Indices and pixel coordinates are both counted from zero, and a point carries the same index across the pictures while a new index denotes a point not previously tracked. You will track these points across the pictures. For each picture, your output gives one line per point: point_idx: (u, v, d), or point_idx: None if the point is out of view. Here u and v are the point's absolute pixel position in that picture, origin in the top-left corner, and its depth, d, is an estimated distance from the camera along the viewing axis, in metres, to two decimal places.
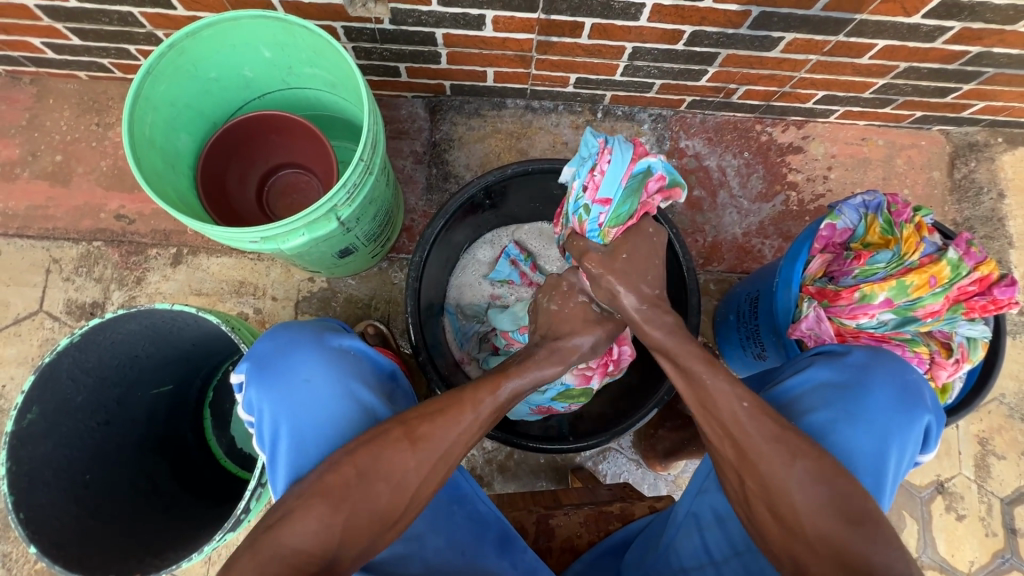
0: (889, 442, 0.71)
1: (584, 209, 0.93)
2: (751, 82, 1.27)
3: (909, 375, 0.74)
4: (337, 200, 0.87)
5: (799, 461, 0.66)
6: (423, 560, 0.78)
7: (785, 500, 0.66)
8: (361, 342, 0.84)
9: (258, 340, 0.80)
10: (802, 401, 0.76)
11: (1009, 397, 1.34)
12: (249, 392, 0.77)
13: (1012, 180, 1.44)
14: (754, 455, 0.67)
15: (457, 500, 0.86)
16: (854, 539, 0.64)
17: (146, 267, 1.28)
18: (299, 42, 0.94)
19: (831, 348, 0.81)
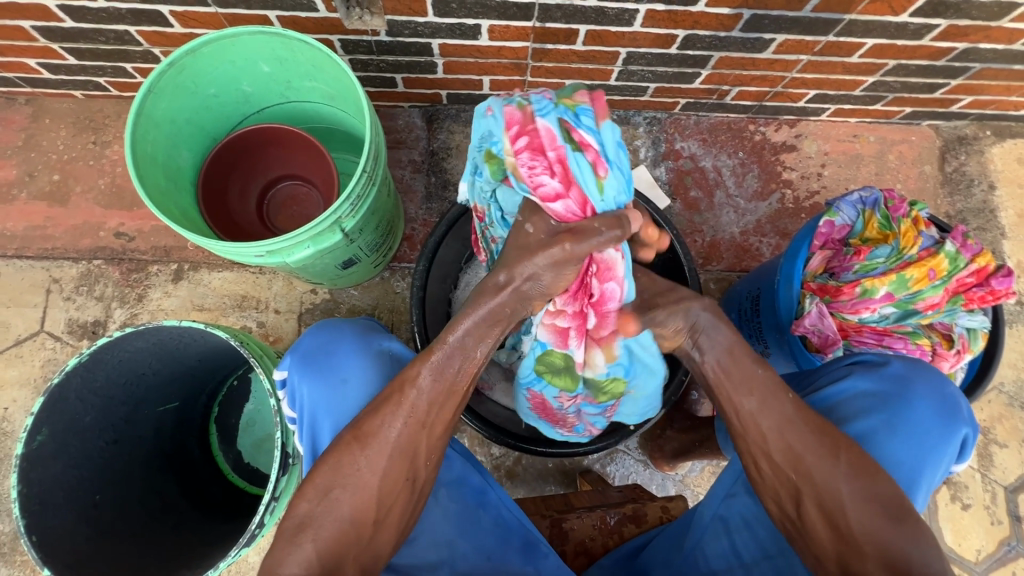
0: (925, 452, 0.74)
1: (522, 101, 0.82)
2: (743, 83, 1.28)
3: (948, 388, 0.76)
4: (341, 212, 0.87)
5: (842, 457, 0.69)
6: (452, 567, 0.80)
7: (832, 498, 0.68)
8: (400, 344, 0.84)
9: (304, 335, 0.81)
10: (843, 410, 0.77)
11: (1008, 385, 1.36)
12: (293, 383, 0.79)
13: (1002, 172, 1.46)
14: (798, 451, 0.70)
15: (482, 504, 0.87)
16: (896, 535, 0.67)
17: (147, 284, 1.28)
18: (299, 56, 0.95)
19: (868, 357, 0.81)
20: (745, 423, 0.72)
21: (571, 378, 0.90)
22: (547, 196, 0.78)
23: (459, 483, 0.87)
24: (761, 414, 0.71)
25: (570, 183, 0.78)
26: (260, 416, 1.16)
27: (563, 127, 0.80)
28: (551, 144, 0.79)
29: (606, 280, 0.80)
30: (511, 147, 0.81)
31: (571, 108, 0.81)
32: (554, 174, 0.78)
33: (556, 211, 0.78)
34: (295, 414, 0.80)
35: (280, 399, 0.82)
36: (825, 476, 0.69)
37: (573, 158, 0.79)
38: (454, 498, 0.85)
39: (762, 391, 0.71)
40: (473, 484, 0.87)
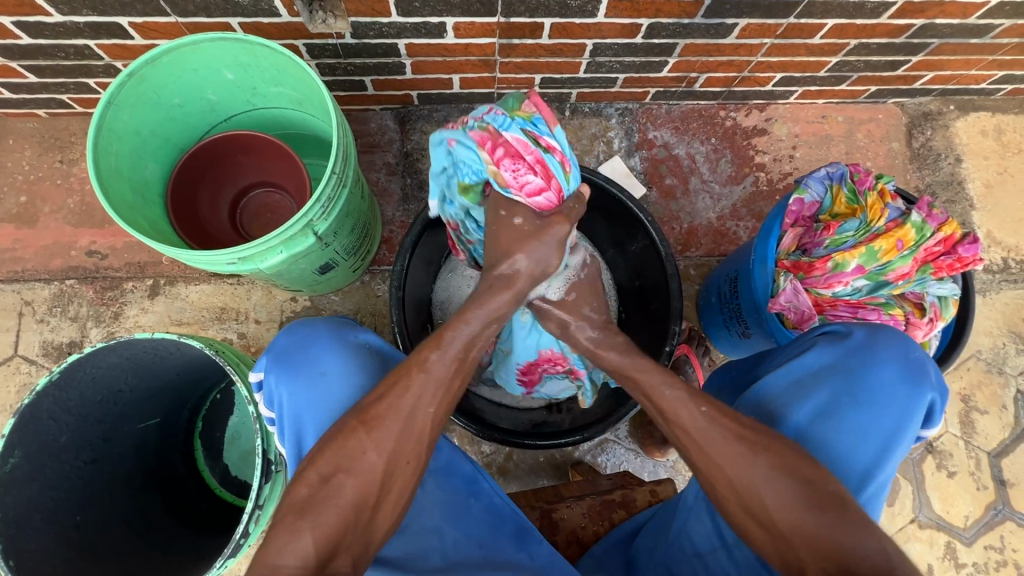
0: (892, 419, 0.74)
1: (480, 123, 0.86)
2: (711, 69, 1.30)
3: (913, 353, 0.76)
4: (312, 215, 0.87)
5: (761, 457, 0.69)
6: (442, 553, 0.79)
7: (755, 499, 0.69)
8: (377, 336, 0.84)
9: (278, 336, 0.80)
10: (807, 382, 0.79)
11: (985, 352, 1.39)
12: (269, 384, 0.78)
13: (968, 145, 1.49)
14: (719, 450, 0.70)
15: (473, 493, 0.87)
16: (828, 528, 0.65)
17: (123, 302, 1.26)
18: (262, 61, 0.94)
19: (834, 328, 0.83)
20: (672, 430, 0.74)
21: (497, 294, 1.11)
22: (532, 191, 0.83)
23: (447, 472, 0.87)
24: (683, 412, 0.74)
25: (549, 177, 0.85)
26: (245, 428, 1.15)
27: (530, 135, 0.85)
28: (524, 149, 0.84)
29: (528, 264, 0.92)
30: (488, 162, 0.84)
31: (526, 117, 0.86)
32: (537, 173, 0.83)
33: (541, 202, 0.84)
34: (274, 414, 0.79)
35: (258, 402, 0.81)
36: (752, 475, 0.69)
37: (548, 159, 0.85)
38: (443, 486, 0.86)
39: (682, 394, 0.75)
40: (464, 472, 0.88)
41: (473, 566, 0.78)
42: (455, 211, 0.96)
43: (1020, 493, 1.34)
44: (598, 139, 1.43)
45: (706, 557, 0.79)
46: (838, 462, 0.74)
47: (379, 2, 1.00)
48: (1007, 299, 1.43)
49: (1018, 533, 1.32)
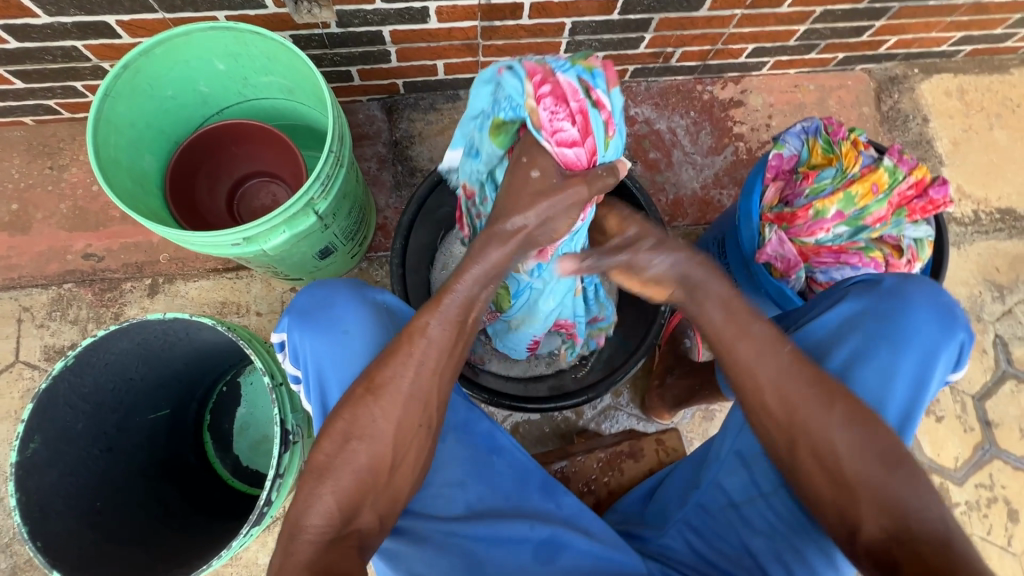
0: (925, 360, 0.77)
1: (539, 60, 0.82)
2: (686, 43, 1.35)
3: (943, 298, 0.79)
4: (312, 193, 0.89)
5: (837, 406, 0.73)
6: (466, 502, 0.86)
7: (828, 449, 0.72)
8: (392, 296, 0.89)
9: (298, 295, 0.85)
10: (841, 329, 0.83)
11: (963, 302, 1.46)
12: (291, 340, 0.83)
13: (934, 106, 1.56)
14: (793, 399, 0.74)
15: (495, 451, 0.91)
16: (891, 479, 0.71)
17: (123, 302, 1.27)
18: (253, 50, 0.96)
19: (867, 276, 0.86)
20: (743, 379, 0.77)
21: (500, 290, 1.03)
22: (563, 143, 0.79)
23: (466, 428, 0.91)
24: (757, 363, 0.75)
25: (586, 133, 0.80)
26: (253, 419, 1.16)
27: (583, 84, 0.80)
28: (573, 95, 0.79)
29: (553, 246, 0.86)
30: (531, 93, 0.78)
31: (587, 68, 0.82)
32: (574, 124, 0.79)
33: (567, 159, 0.80)
34: (299, 371, 0.84)
35: (282, 360, 0.86)
36: (819, 424, 0.73)
37: (593, 111, 0.80)
38: (461, 441, 0.89)
39: (764, 341, 0.75)
40: (482, 430, 0.92)
41: (502, 512, 0.86)
42: (476, 165, 0.89)
43: (1005, 432, 1.40)
44: None
45: (741, 506, 0.86)
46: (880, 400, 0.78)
47: None
48: (980, 249, 1.49)
49: (1006, 470, 1.38)
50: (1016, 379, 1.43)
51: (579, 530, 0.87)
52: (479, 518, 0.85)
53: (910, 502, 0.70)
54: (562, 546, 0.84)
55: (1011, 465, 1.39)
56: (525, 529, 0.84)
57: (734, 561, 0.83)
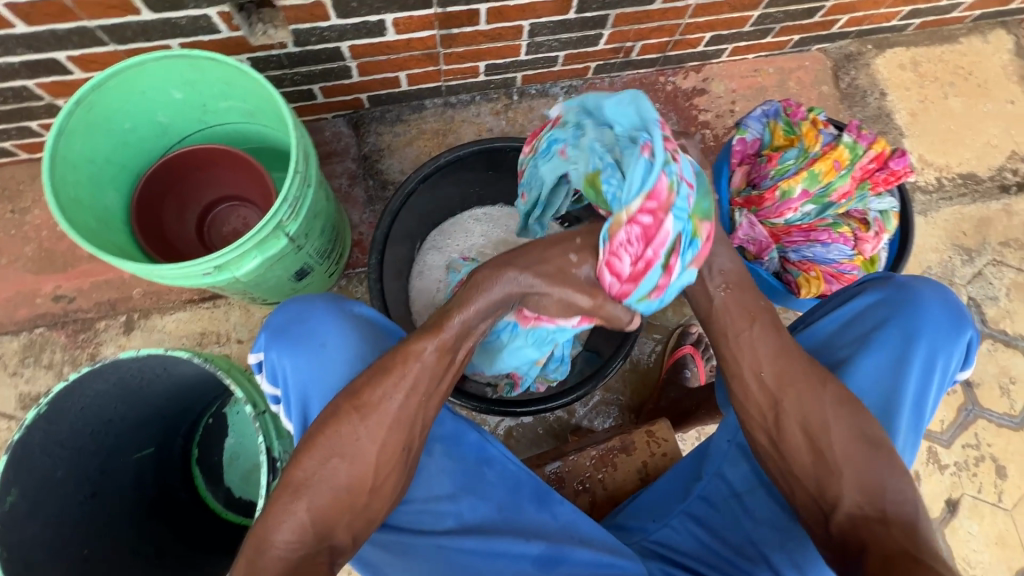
0: (936, 354, 0.82)
1: (676, 181, 0.75)
2: (644, 37, 1.36)
3: (952, 300, 0.83)
4: (281, 216, 0.88)
5: (827, 388, 0.77)
6: (457, 516, 0.87)
7: (819, 427, 0.76)
8: (370, 308, 0.92)
9: (273, 313, 0.88)
10: (855, 323, 0.87)
11: (935, 267, 1.50)
12: (269, 356, 0.85)
13: (890, 79, 1.60)
14: (789, 376, 0.78)
15: (484, 462, 0.91)
16: (874, 463, 0.73)
17: (98, 342, 1.24)
18: (209, 75, 0.95)
19: (876, 275, 0.90)
20: (734, 350, 0.82)
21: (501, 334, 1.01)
22: (609, 266, 0.79)
23: (454, 440, 0.91)
24: (758, 342, 0.81)
25: (636, 281, 0.79)
26: (242, 448, 1.16)
27: (677, 243, 0.78)
28: (658, 244, 0.77)
29: (547, 319, 0.87)
30: (633, 209, 0.75)
31: (694, 234, 0.79)
32: (630, 263, 0.78)
33: (602, 276, 0.79)
34: (279, 390, 0.86)
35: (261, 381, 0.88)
36: (813, 403, 0.77)
37: (657, 268, 0.79)
38: (450, 454, 0.90)
39: (764, 325, 0.81)
40: (472, 441, 0.92)
41: (495, 528, 0.87)
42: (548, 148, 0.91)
43: (985, 391, 1.44)
44: None
45: (743, 496, 0.87)
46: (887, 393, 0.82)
47: (316, 6, 1.02)
48: (946, 215, 1.53)
49: (990, 429, 1.41)
50: (991, 339, 1.47)
51: (576, 539, 0.87)
52: (473, 532, 0.86)
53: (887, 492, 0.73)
54: (560, 558, 0.85)
55: (995, 423, 1.42)
56: (521, 543, 0.85)
57: (738, 550, 0.85)
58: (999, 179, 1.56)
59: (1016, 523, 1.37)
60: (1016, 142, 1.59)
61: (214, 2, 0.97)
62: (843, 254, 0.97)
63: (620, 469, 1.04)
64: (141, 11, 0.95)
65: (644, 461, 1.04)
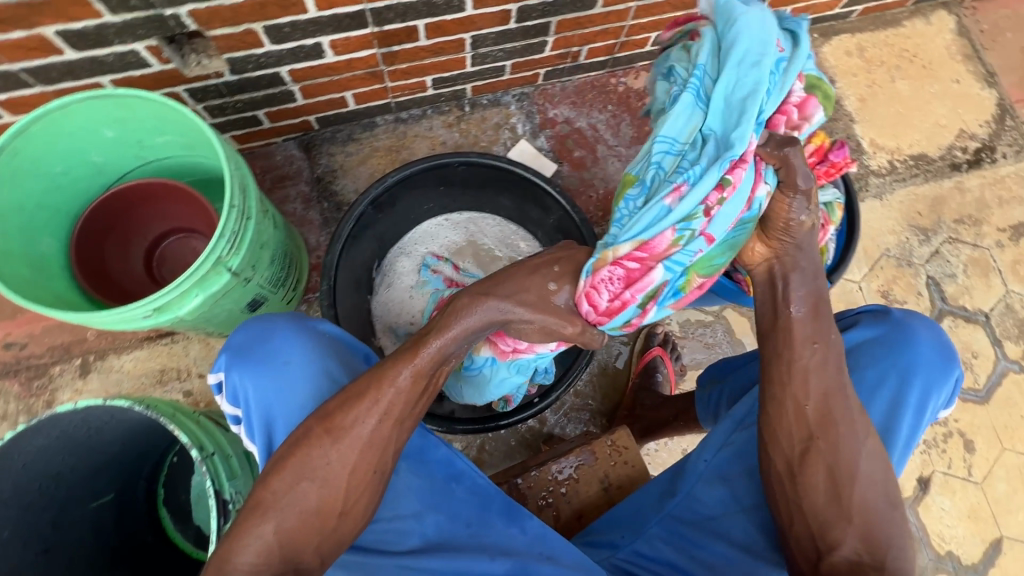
0: (929, 391, 0.87)
1: (689, 234, 0.76)
2: (590, 41, 1.36)
3: (945, 341, 0.89)
4: (220, 251, 0.86)
5: (862, 433, 0.77)
6: (422, 535, 0.86)
7: (843, 468, 0.76)
8: (335, 326, 0.91)
9: (234, 333, 0.86)
10: (853, 358, 0.91)
11: (893, 249, 1.52)
12: (230, 379, 0.83)
13: (837, 67, 1.62)
14: (832, 417, 0.77)
15: (453, 479, 0.91)
16: (878, 512, 0.76)
17: (54, 387, 1.21)
18: (140, 112, 0.93)
19: (871, 308, 0.96)
20: (783, 376, 0.78)
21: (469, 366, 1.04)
22: (587, 296, 0.82)
23: (421, 457, 0.90)
24: (813, 375, 0.77)
25: (609, 316, 0.83)
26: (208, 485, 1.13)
27: (658, 290, 0.82)
28: (640, 288, 0.81)
29: (521, 348, 0.94)
30: (628, 249, 0.78)
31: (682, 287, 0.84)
32: (610, 298, 0.82)
33: (580, 303, 0.83)
34: (239, 411, 0.84)
35: (220, 402, 0.86)
36: (846, 445, 0.76)
37: (634, 307, 0.83)
38: (416, 473, 0.89)
39: (826, 354, 0.78)
40: (439, 457, 0.91)
41: (460, 543, 0.86)
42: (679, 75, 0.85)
43: None
44: (502, 128, 1.48)
45: (717, 518, 0.88)
46: (883, 429, 0.87)
47: (248, 33, 1.00)
48: (901, 197, 1.56)
49: (956, 404, 1.44)
50: (952, 316, 1.50)
51: (542, 557, 0.86)
52: (438, 550, 0.85)
53: (889, 537, 0.76)
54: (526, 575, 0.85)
55: (961, 398, 1.44)
56: (485, 561, 0.85)
57: (708, 567, 0.84)
58: (950, 158, 1.59)
59: (987, 496, 1.40)
60: (964, 120, 1.62)
61: (140, 37, 0.95)
62: None
63: (581, 481, 1.03)
64: (64, 51, 0.93)
65: (606, 471, 1.04)
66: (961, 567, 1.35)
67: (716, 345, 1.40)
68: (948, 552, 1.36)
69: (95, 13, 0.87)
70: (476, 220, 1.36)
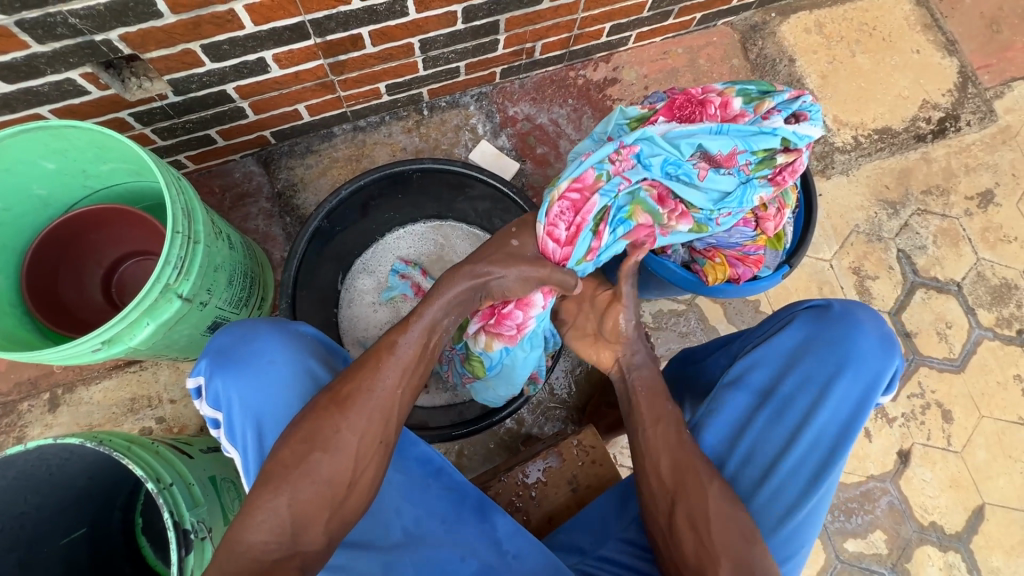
0: (867, 383, 0.88)
1: (606, 173, 0.94)
2: (543, 36, 1.34)
3: (882, 331, 0.90)
4: (167, 278, 0.85)
5: (715, 481, 0.81)
6: (401, 526, 0.87)
7: (702, 514, 0.78)
8: (315, 327, 0.89)
9: (218, 335, 0.83)
10: (793, 357, 0.92)
11: (863, 224, 1.52)
12: (214, 383, 0.80)
13: (797, 45, 1.61)
14: (682, 466, 0.81)
15: (431, 474, 0.91)
16: (750, 553, 0.77)
17: (23, 424, 1.20)
18: (77, 142, 0.92)
19: (815, 303, 0.96)
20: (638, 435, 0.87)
21: (475, 367, 1.08)
22: (549, 235, 0.92)
23: (405, 453, 0.91)
24: (655, 432, 0.85)
25: (568, 242, 0.93)
26: None
27: (602, 215, 0.94)
28: (584, 212, 0.93)
29: (514, 321, 0.97)
30: (564, 187, 0.94)
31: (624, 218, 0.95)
32: (568, 230, 0.93)
33: (544, 248, 0.93)
34: (220, 414, 0.81)
35: (199, 406, 0.82)
36: (699, 495, 0.79)
37: (587, 233, 0.94)
38: (400, 469, 0.90)
39: (663, 414, 0.87)
40: (419, 454, 0.92)
41: (436, 538, 0.87)
42: None
43: (924, 339, 1.46)
44: (462, 129, 1.47)
45: None
46: (824, 426, 0.88)
47: (185, 53, 0.98)
48: (867, 172, 1.56)
49: (932, 375, 1.44)
50: (925, 287, 1.50)
51: (506, 557, 0.86)
52: (417, 544, 0.86)
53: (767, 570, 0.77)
54: None
55: (936, 368, 1.45)
56: (454, 560, 0.86)
57: None
58: (915, 129, 1.58)
59: (968, 464, 1.41)
60: (926, 90, 1.61)
61: (73, 65, 0.92)
62: (745, 236, 1.03)
63: (551, 484, 1.03)
64: None
65: (574, 472, 1.04)
66: (945, 536, 1.36)
67: (691, 333, 1.41)
68: (932, 522, 1.36)
69: (22, 44, 0.85)
70: (445, 230, 1.35)
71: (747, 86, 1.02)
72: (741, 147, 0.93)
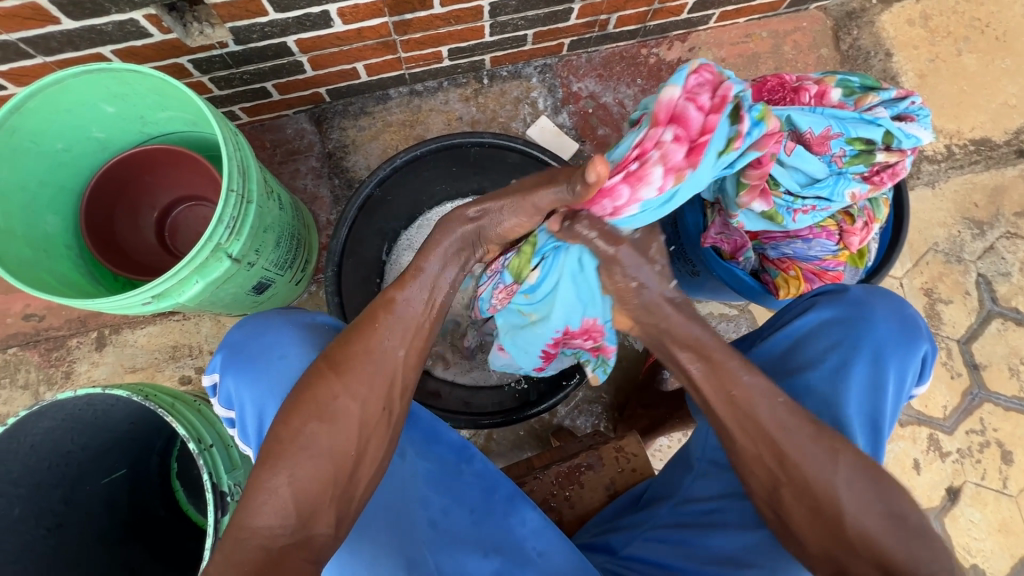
0: (893, 367, 0.78)
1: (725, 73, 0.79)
2: (619, 8, 1.24)
3: (904, 308, 0.81)
4: (218, 238, 0.83)
5: (842, 458, 0.68)
6: (428, 519, 0.84)
7: (831, 500, 0.67)
8: (332, 317, 0.87)
9: (231, 332, 0.83)
10: (808, 343, 0.83)
11: (942, 243, 1.40)
12: (228, 377, 0.79)
13: (896, 38, 1.46)
14: (798, 457, 0.68)
15: (464, 460, 0.89)
16: (897, 540, 0.66)
17: (72, 359, 1.24)
18: (137, 87, 0.89)
19: (828, 287, 0.87)
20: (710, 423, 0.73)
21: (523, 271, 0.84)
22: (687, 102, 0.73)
23: (435, 442, 0.89)
24: None
25: (709, 116, 0.73)
26: None
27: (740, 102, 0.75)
28: (723, 90, 0.74)
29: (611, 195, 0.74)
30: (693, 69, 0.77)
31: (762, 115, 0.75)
32: (709, 103, 0.73)
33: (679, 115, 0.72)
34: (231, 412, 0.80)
35: (215, 405, 0.82)
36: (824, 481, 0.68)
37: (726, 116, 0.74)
38: (427, 458, 0.88)
39: None
40: (451, 441, 0.90)
41: (460, 532, 0.85)
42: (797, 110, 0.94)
43: (993, 373, 1.36)
44: (522, 102, 1.40)
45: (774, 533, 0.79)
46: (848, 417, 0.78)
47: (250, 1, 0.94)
48: (956, 185, 1.42)
49: (996, 413, 1.35)
50: (1002, 317, 1.38)
51: (533, 554, 0.85)
52: (442, 539, 0.83)
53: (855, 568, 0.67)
54: None
55: (1002, 406, 1.35)
56: (476, 557, 0.83)
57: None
58: (1017, 143, 1.43)
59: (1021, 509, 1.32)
60: None
61: (136, 6, 0.89)
62: (825, 249, 0.95)
63: (586, 488, 1.01)
64: (60, 20, 0.88)
65: (612, 478, 1.02)
66: None
67: None
68: (972, 565, 1.30)
69: None
70: None
71: (850, 77, 0.92)
72: (837, 130, 0.85)
